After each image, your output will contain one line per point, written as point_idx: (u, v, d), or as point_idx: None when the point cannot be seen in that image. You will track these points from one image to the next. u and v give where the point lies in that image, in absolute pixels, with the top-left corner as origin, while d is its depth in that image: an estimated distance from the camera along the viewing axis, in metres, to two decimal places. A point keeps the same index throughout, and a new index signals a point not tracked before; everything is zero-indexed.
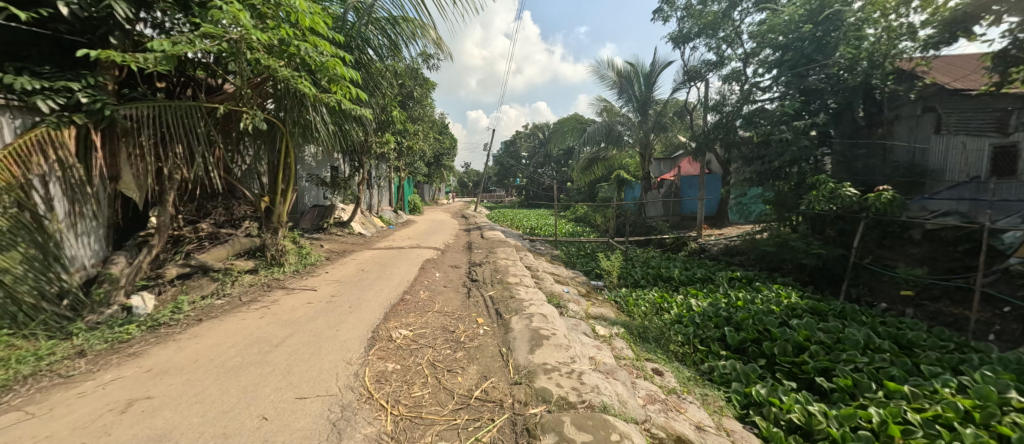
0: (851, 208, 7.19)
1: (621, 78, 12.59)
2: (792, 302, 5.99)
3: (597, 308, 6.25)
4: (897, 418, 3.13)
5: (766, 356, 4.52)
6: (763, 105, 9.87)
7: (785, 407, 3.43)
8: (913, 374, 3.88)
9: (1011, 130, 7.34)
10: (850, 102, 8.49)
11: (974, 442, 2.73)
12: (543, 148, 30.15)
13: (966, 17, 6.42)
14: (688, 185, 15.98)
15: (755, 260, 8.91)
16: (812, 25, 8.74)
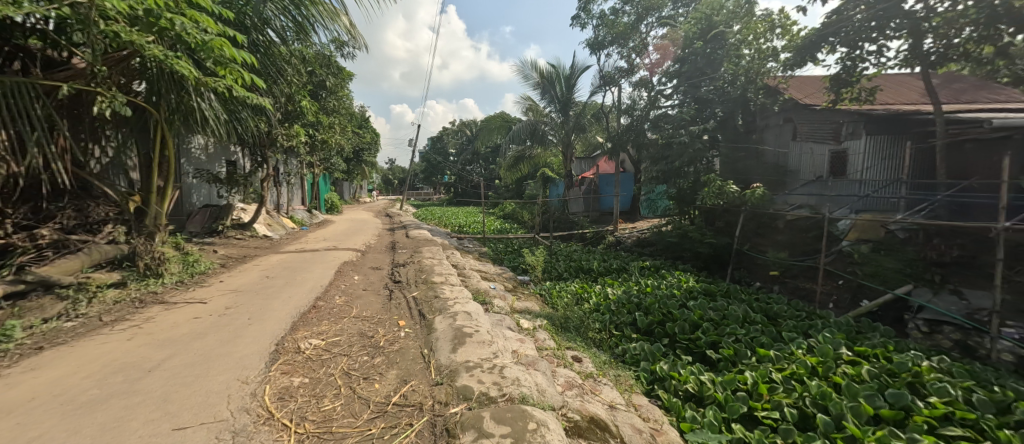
0: (733, 203, 8.38)
1: (543, 79, 13.05)
2: (690, 285, 6.81)
3: (523, 302, 6.43)
4: (765, 378, 3.74)
5: (669, 335, 5.08)
6: (666, 111, 11.02)
7: (683, 379, 3.88)
8: (778, 340, 4.67)
9: (843, 139, 8.74)
10: (733, 111, 9.92)
11: (817, 391, 3.38)
12: (471, 146, 29.98)
13: (812, 45, 7.88)
14: (606, 183, 17.19)
15: (661, 250, 9.93)
16: (702, 42, 9.98)
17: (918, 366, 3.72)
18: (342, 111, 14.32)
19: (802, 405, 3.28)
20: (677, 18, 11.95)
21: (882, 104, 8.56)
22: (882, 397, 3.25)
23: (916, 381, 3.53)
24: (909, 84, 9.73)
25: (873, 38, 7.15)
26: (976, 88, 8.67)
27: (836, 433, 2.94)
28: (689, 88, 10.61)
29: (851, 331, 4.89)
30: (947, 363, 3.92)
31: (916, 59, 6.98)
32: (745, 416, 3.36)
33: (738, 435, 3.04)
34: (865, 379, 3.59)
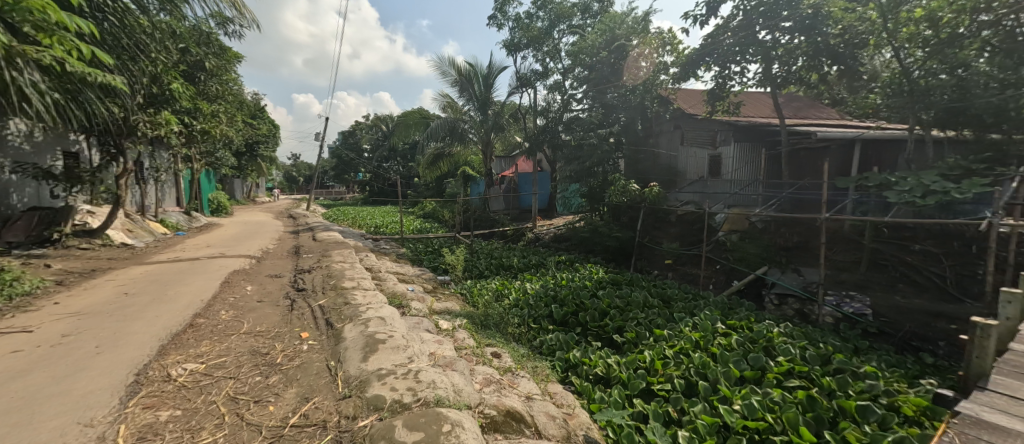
0: (635, 200, 9.30)
1: (461, 77, 12.91)
2: (599, 276, 7.39)
3: (443, 303, 6.31)
4: (660, 356, 4.23)
5: (581, 323, 5.44)
6: (578, 114, 11.78)
7: (593, 363, 4.20)
8: (670, 320, 5.32)
9: (717, 144, 10.13)
10: (633, 117, 11.19)
11: (700, 362, 3.93)
12: (387, 142, 28.41)
13: (695, 62, 9.10)
14: (525, 181, 17.72)
15: (575, 244, 10.58)
16: (607, 52, 10.90)
17: (771, 333, 4.55)
18: (230, 98, 12.46)
19: (688, 375, 3.78)
20: (586, 28, 12.82)
21: (745, 116, 10.24)
22: (746, 361, 3.90)
23: (769, 346, 4.32)
24: (764, 101, 11.78)
25: (739, 60, 8.54)
26: (808, 107, 10.86)
27: (713, 396, 3.46)
28: (596, 93, 11.54)
29: (725, 309, 5.78)
30: (791, 328, 4.86)
31: (769, 81, 8.49)
32: (644, 391, 3.76)
33: (638, 408, 3.40)
34: (734, 348, 4.27)
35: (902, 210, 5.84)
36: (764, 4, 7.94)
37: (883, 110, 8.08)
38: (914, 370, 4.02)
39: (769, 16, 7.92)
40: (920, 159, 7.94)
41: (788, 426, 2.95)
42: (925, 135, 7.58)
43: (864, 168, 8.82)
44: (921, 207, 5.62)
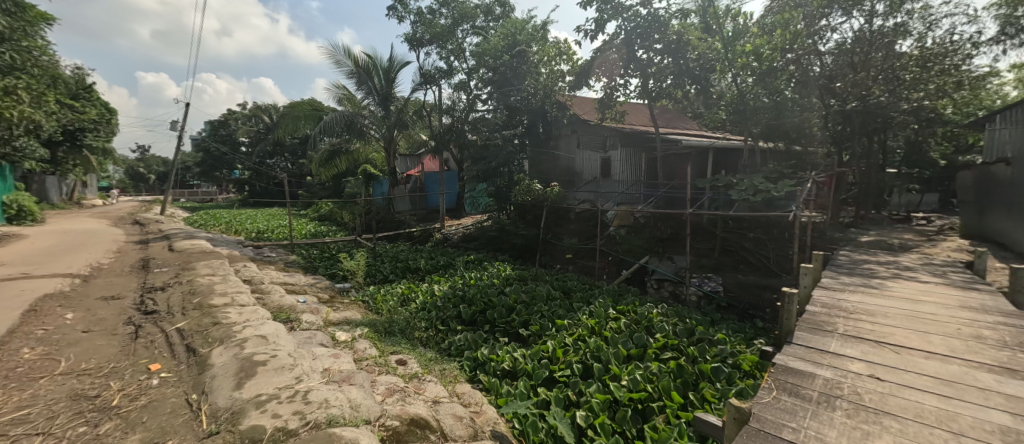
0: (538, 199, 9.78)
1: (357, 68, 11.98)
2: (506, 274, 7.61)
3: (341, 312, 5.78)
4: (561, 344, 4.53)
5: (488, 320, 5.51)
6: (483, 114, 11.94)
7: (501, 359, 4.30)
8: (570, 310, 5.74)
9: (607, 149, 11.16)
10: (534, 120, 11.96)
11: (594, 346, 4.32)
12: (270, 135, 24.82)
13: (587, 72, 9.96)
14: (431, 180, 17.27)
15: (484, 244, 10.71)
16: (509, 56, 11.34)
17: (651, 314, 5.23)
18: (34, 71, 9.52)
19: (585, 359, 4.13)
20: (489, 30, 13.02)
21: (629, 124, 11.53)
22: (632, 341, 4.43)
23: (650, 325, 4.97)
24: (643, 111, 13.46)
25: (622, 74, 9.60)
26: (676, 118, 12.75)
27: (606, 375, 3.85)
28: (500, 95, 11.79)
29: (615, 295, 6.46)
30: (666, 308, 5.67)
31: (647, 94, 9.64)
32: (547, 379, 3.99)
33: (542, 396, 3.59)
34: (623, 330, 4.81)
35: (741, 205, 7.25)
36: (640, 27, 9.06)
37: (728, 124, 9.92)
38: (750, 333, 5.04)
39: (645, 38, 9.05)
40: (753, 164, 9.98)
41: (663, 392, 3.44)
42: (756, 145, 9.53)
43: (716, 171, 10.71)
44: (753, 202, 7.06)
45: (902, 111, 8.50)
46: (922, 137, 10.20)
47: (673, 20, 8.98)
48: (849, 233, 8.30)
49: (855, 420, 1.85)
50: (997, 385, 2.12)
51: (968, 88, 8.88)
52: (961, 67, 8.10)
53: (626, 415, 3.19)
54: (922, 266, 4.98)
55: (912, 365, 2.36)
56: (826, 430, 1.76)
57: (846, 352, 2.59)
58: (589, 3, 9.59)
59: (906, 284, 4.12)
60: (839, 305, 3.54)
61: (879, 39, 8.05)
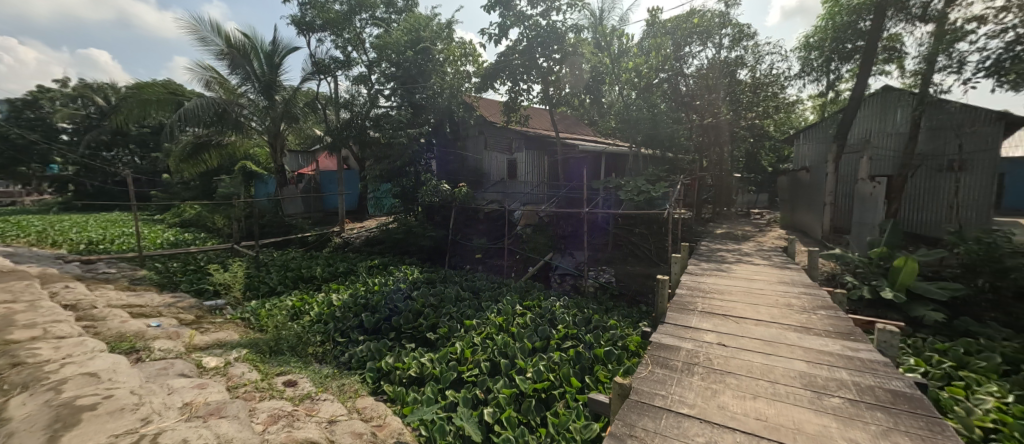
0: (447, 200, 9.67)
1: (230, 48, 10.25)
2: (413, 277, 7.33)
3: (210, 335, 4.88)
4: (469, 344, 4.53)
5: (393, 327, 5.23)
6: (387, 111, 11.04)
7: (407, 366, 4.11)
8: (479, 310, 5.78)
9: (513, 151, 11.49)
10: (442, 118, 11.27)
11: (503, 344, 4.41)
12: (106, 122, 19.83)
13: (492, 75, 10.15)
14: (328, 180, 15.72)
15: (389, 247, 10.17)
16: (414, 52, 10.80)
17: (553, 307, 5.58)
18: None
19: (492, 356, 4.20)
20: (391, 23, 12.40)
21: (533, 128, 12.06)
22: (536, 334, 4.66)
23: (553, 317, 5.29)
24: (546, 116, 14.23)
25: (525, 80, 10.03)
26: (575, 124, 13.77)
27: (512, 369, 3.97)
28: (404, 91, 11.04)
29: (521, 292, 6.72)
30: (567, 301, 6.09)
31: (547, 101, 10.21)
32: (455, 381, 3.95)
33: (450, 399, 3.53)
34: (528, 324, 5.03)
35: (629, 204, 8.23)
36: (540, 36, 9.50)
37: (618, 132, 11.10)
38: (635, 317, 5.73)
39: (544, 47, 9.58)
40: (637, 168, 11.33)
41: (563, 379, 3.70)
42: (640, 151, 10.83)
43: (608, 173, 11.87)
44: (638, 201, 8.08)
45: (742, 127, 10.54)
46: (756, 149, 12.77)
47: (569, 34, 9.67)
48: (709, 226, 9.99)
49: (705, 381, 2.24)
50: (797, 340, 2.77)
51: (782, 111, 11.40)
52: (777, 96, 10.42)
53: (530, 406, 3.34)
54: (756, 251, 6.23)
55: (745, 331, 2.95)
56: (686, 393, 2.09)
57: (703, 325, 3.11)
58: (493, 7, 9.84)
59: (744, 267, 5.14)
60: (699, 286, 4.24)
61: (726, 68, 9.81)
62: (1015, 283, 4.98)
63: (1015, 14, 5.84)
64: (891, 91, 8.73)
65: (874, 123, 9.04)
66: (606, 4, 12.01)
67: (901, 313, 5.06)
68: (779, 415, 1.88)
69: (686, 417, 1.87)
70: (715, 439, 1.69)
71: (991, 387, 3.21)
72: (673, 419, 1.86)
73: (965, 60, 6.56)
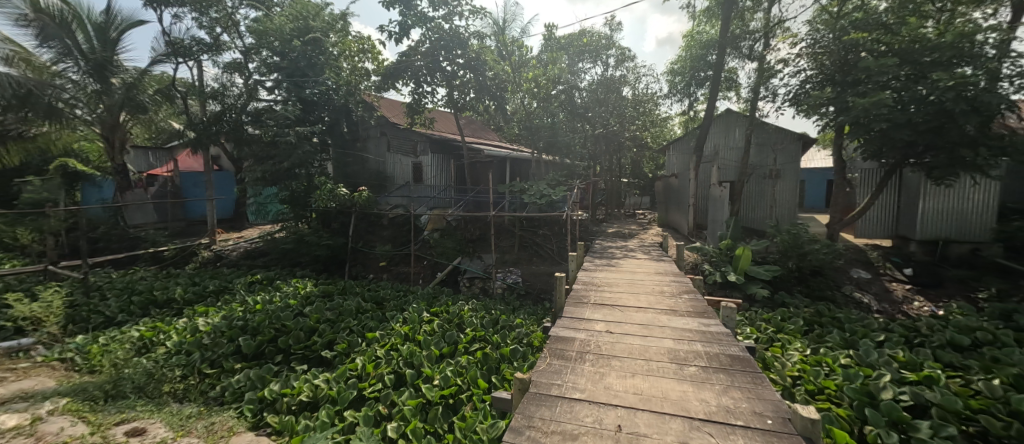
0: (345, 204, 8.93)
1: (38, 13, 7.86)
2: (306, 291, 6.58)
3: (8, 386, 3.69)
4: (371, 358, 4.24)
5: (280, 348, 4.63)
6: (268, 105, 9.64)
7: (296, 391, 3.66)
8: (383, 321, 5.46)
9: (419, 154, 11.23)
10: (337, 118, 10.55)
11: (407, 353, 4.23)
12: None
13: (393, 74, 9.73)
14: (191, 183, 13.21)
15: (276, 260, 9.00)
16: (300, 42, 9.58)
17: (461, 312, 5.56)
18: None
19: (397, 368, 4.00)
20: (272, 7, 10.93)
21: (438, 131, 11.91)
22: (444, 340, 4.59)
23: (461, 322, 5.28)
24: (451, 120, 14.20)
25: (429, 82, 9.87)
26: (481, 129, 14.02)
27: (418, 379, 3.84)
28: (292, 86, 9.62)
29: (429, 298, 6.56)
30: (475, 304, 6.13)
31: (452, 104, 10.20)
32: (355, 400, 3.66)
33: (348, 420, 3.27)
34: (435, 331, 4.93)
35: (532, 208, 8.73)
36: (443, 40, 9.52)
37: (521, 139, 11.66)
38: (539, 315, 6.06)
39: (447, 51, 9.58)
40: (539, 173, 12.02)
41: (471, 382, 3.71)
42: (541, 157, 11.54)
43: (513, 178, 12.32)
44: (540, 205, 8.61)
45: (626, 138, 11.96)
46: (638, 157, 14.61)
47: (472, 40, 9.80)
48: (602, 226, 11.08)
49: (594, 366, 2.48)
50: (667, 322, 3.24)
51: (655, 126, 13.33)
52: (650, 112, 12.35)
53: (437, 413, 3.28)
54: (639, 247, 7.11)
55: (628, 318, 3.35)
56: (578, 380, 2.29)
57: (594, 316, 3.44)
58: (392, 4, 9.46)
59: (630, 261, 5.82)
60: (592, 280, 4.68)
61: (611, 85, 11.26)
62: (810, 263, 6.59)
63: (805, 61, 7.76)
64: (731, 113, 10.81)
65: (721, 138, 11.05)
66: (509, 15, 12.46)
67: (742, 292, 6.30)
68: (651, 387, 2.19)
69: (578, 401, 2.05)
70: (600, 417, 1.89)
71: (797, 344, 4.20)
72: (566, 405, 2.01)
73: (777, 93, 8.45)
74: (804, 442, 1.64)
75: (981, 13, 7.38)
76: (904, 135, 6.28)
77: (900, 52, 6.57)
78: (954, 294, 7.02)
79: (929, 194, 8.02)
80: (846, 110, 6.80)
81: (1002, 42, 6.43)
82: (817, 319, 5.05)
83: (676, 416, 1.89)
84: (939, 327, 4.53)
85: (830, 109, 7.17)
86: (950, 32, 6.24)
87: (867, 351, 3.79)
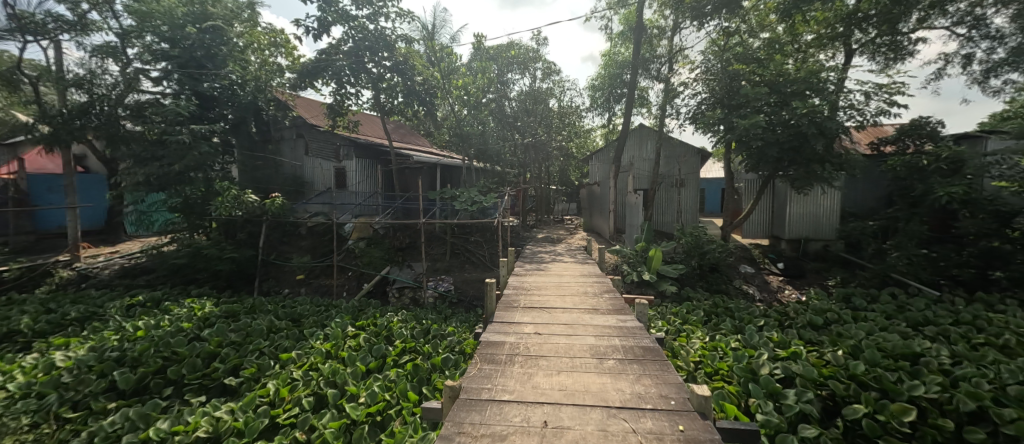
0: (254, 212, 8.02)
1: None
2: (205, 312, 5.76)
3: None
4: (286, 381, 3.87)
5: (170, 380, 3.98)
6: (153, 98, 8.31)
7: (192, 428, 3.17)
8: (300, 339, 5.01)
9: (342, 158, 10.56)
10: (243, 116, 9.32)
11: (329, 372, 3.93)
12: None
13: (312, 72, 9.07)
14: (45, 187, 10.80)
15: (164, 277, 7.75)
16: (195, 29, 8.26)
17: (390, 323, 5.34)
18: None
19: (317, 389, 3.70)
20: None
21: (362, 135, 11.45)
22: (371, 355, 4.37)
23: (390, 334, 5.07)
24: (378, 124, 13.61)
25: (353, 83, 9.36)
26: (410, 135, 13.66)
27: (342, 399, 3.58)
28: (186, 79, 8.32)
29: (354, 312, 6.18)
30: (405, 314, 5.93)
31: (378, 107, 9.79)
32: (267, 429, 3.30)
33: None
34: (361, 346, 4.66)
35: (463, 214, 8.73)
36: (367, 40, 9.15)
37: (451, 145, 11.58)
38: (471, 322, 6.07)
39: (372, 52, 9.21)
40: (470, 179, 12.06)
41: (401, 396, 3.57)
42: (471, 164, 11.58)
43: (444, 184, 12.17)
44: (471, 211, 8.65)
45: (553, 148, 12.56)
46: (564, 166, 15.42)
47: (399, 43, 9.55)
48: (532, 231, 11.44)
49: (523, 367, 2.58)
50: (589, 320, 3.48)
51: (579, 137, 14.22)
52: (574, 124, 13.19)
53: (363, 433, 3.08)
54: (566, 251, 7.50)
55: (554, 318, 3.53)
56: (507, 382, 2.36)
57: (523, 319, 3.56)
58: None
59: (557, 264, 6.11)
60: (522, 284, 4.83)
61: (538, 96, 11.84)
62: (708, 261, 7.56)
63: (700, 86, 8.94)
64: (643, 128, 11.96)
65: (635, 150, 12.14)
66: (437, 21, 12.40)
67: (655, 289, 7.00)
68: (574, 382, 2.34)
69: (507, 403, 2.11)
70: (528, 416, 1.97)
71: (698, 333, 4.78)
72: (496, 407, 2.06)
73: (680, 111, 9.59)
74: (699, 416, 1.90)
75: (825, 56, 9.19)
76: (774, 152, 7.53)
77: (769, 83, 7.92)
78: (812, 283, 8.57)
79: (794, 200, 9.68)
80: (733, 129, 7.95)
81: (838, 80, 8.10)
82: (714, 310, 5.79)
83: (596, 406, 2.05)
84: (801, 311, 5.49)
85: (721, 128, 8.33)
86: (804, 69, 7.67)
87: (751, 335, 4.45)
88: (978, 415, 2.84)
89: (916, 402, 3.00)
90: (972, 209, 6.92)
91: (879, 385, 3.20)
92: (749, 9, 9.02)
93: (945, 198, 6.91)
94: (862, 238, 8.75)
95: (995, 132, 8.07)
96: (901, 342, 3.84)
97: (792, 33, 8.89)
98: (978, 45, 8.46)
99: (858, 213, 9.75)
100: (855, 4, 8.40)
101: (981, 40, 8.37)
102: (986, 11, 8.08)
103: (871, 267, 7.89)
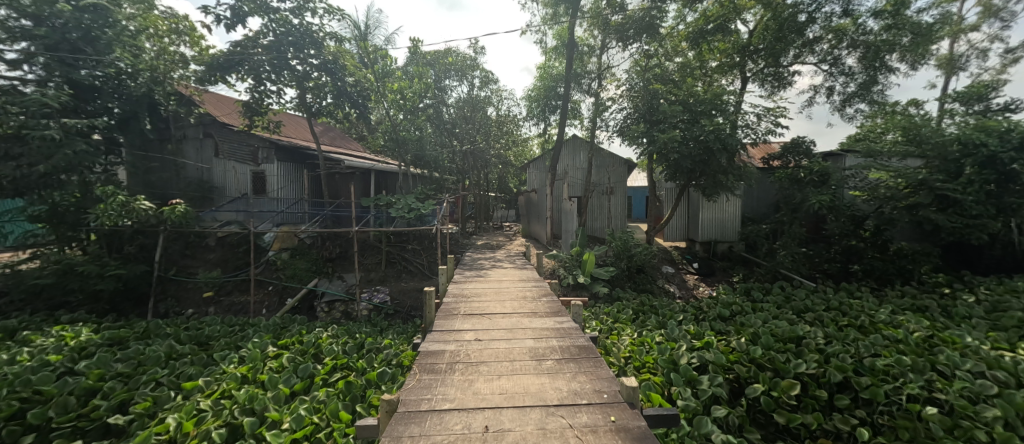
0: (147, 221, 6.91)
1: None
2: (81, 340, 4.82)
3: None
4: (191, 413, 3.38)
5: (29, 426, 3.25)
6: (7, 83, 6.71)
7: None
8: (209, 365, 4.44)
9: (260, 161, 9.73)
10: (135, 111, 8.07)
11: (245, 399, 3.51)
12: None
13: (223, 67, 8.19)
14: None
15: (22, 301, 6.35)
16: (67, 6, 6.78)
17: (319, 340, 4.97)
18: None
19: (230, 419, 3.27)
20: None
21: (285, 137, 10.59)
22: (296, 375, 4.01)
23: (318, 351, 4.71)
24: (303, 125, 12.71)
25: (274, 80, 8.61)
26: (340, 138, 12.95)
27: (261, 426, 3.22)
28: (56, 63, 6.86)
29: (275, 330, 5.62)
30: (335, 329, 5.54)
31: (304, 108, 9.12)
32: None
33: None
34: (284, 367, 4.26)
35: (400, 222, 8.43)
36: (291, 35, 8.49)
37: (386, 150, 11.15)
38: (409, 333, 5.87)
39: (298, 48, 8.56)
40: (407, 186, 11.78)
41: (331, 417, 3.30)
42: (408, 170, 11.31)
43: (378, 191, 11.67)
44: (409, 218, 8.37)
45: (491, 155, 12.73)
46: (503, 173, 15.66)
47: (328, 41, 9.00)
48: (471, 238, 11.41)
49: (463, 374, 2.56)
50: (529, 323, 3.58)
51: (518, 145, 14.53)
52: (511, 132, 13.51)
53: None
54: (505, 257, 7.59)
55: (495, 324, 3.56)
56: (448, 390, 2.33)
57: (463, 327, 3.54)
58: None
59: (497, 271, 6.16)
60: (462, 292, 4.81)
61: (476, 104, 12.09)
62: (636, 262, 8.18)
63: (625, 101, 9.72)
64: (576, 139, 12.64)
65: (569, 159, 12.75)
66: (371, 21, 11.98)
67: (588, 291, 7.39)
68: (513, 385, 2.39)
69: (447, 411, 2.09)
70: (469, 422, 1.97)
71: (627, 330, 5.12)
72: (436, 417, 2.03)
73: (609, 124, 10.31)
74: (628, 406, 2.06)
75: (726, 81, 10.54)
76: (687, 164, 8.42)
77: (682, 102, 8.88)
78: (721, 280, 9.69)
79: (704, 207, 10.88)
80: (654, 142, 8.77)
81: (736, 103, 9.35)
82: (641, 308, 6.26)
83: (535, 406, 2.12)
84: (712, 305, 6.16)
85: (644, 141, 9.10)
86: (710, 92, 8.73)
87: (672, 329, 4.87)
88: (844, 385, 3.43)
89: (799, 378, 3.53)
90: (835, 214, 8.40)
91: (773, 365, 3.71)
92: (664, 35, 10.05)
93: (817, 205, 8.23)
94: (757, 239, 10.12)
95: (850, 151, 9.88)
96: (788, 327, 4.50)
97: (700, 59, 10.15)
98: (837, 79, 10.33)
99: (754, 218, 11.26)
100: (748, 38, 9.82)
101: (838, 75, 10.23)
102: (841, 52, 9.89)
103: (765, 265, 9.15)
